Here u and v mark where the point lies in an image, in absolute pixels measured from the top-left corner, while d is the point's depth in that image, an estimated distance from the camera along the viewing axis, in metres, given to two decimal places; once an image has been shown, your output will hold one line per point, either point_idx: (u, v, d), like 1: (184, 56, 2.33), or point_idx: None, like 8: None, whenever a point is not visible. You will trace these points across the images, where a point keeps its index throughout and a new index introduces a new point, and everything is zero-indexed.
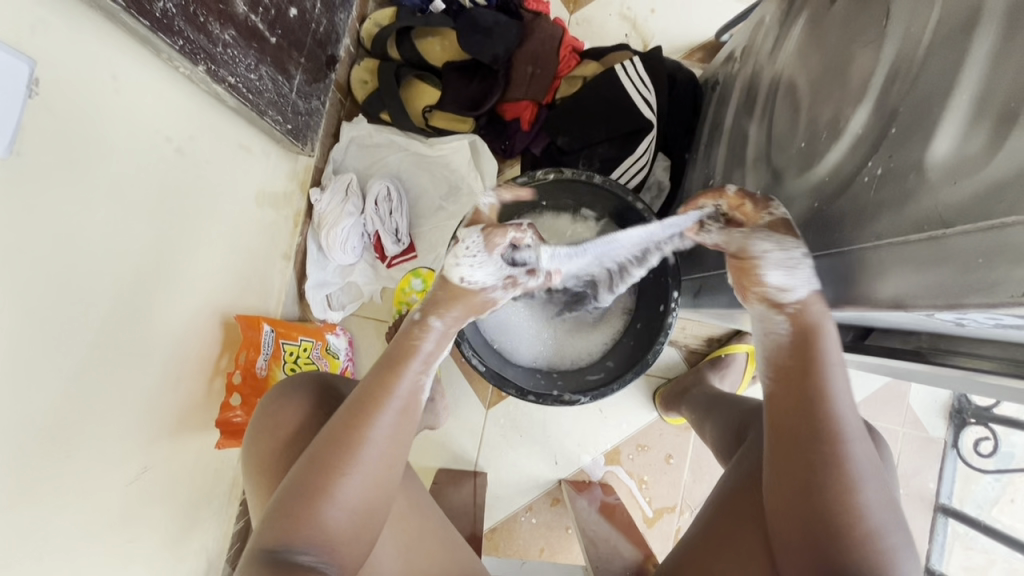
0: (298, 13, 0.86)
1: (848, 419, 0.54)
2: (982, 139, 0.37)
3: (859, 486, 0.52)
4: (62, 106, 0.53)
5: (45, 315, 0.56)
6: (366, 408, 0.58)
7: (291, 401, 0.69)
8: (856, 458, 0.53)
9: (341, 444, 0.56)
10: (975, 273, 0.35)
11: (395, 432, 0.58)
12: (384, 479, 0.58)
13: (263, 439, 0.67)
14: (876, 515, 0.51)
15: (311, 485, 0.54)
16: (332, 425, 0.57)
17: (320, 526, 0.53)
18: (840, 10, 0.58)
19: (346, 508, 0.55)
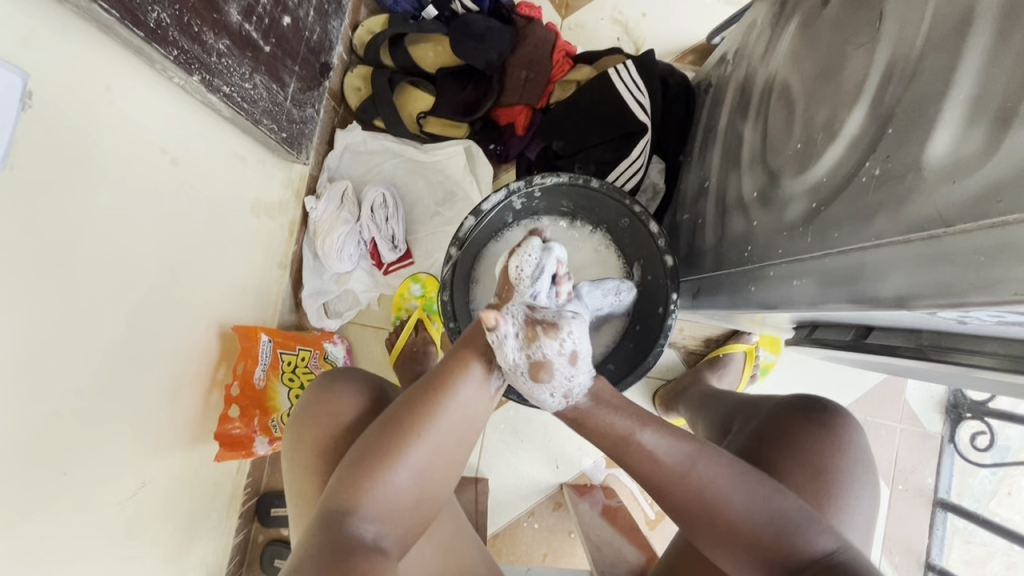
0: (292, 22, 0.86)
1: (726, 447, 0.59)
2: (979, 138, 0.38)
3: (725, 505, 0.55)
4: (56, 118, 0.53)
5: (42, 330, 0.56)
6: (448, 382, 0.58)
7: (346, 394, 0.68)
8: (712, 488, 0.55)
9: (416, 416, 0.57)
10: (975, 272, 0.36)
11: (468, 416, 0.59)
12: (450, 461, 0.59)
13: (317, 424, 0.66)
14: (756, 525, 0.54)
15: (382, 456, 0.55)
16: (408, 394, 0.59)
17: (386, 498, 0.55)
18: (832, 12, 0.59)
19: (411, 480, 0.56)
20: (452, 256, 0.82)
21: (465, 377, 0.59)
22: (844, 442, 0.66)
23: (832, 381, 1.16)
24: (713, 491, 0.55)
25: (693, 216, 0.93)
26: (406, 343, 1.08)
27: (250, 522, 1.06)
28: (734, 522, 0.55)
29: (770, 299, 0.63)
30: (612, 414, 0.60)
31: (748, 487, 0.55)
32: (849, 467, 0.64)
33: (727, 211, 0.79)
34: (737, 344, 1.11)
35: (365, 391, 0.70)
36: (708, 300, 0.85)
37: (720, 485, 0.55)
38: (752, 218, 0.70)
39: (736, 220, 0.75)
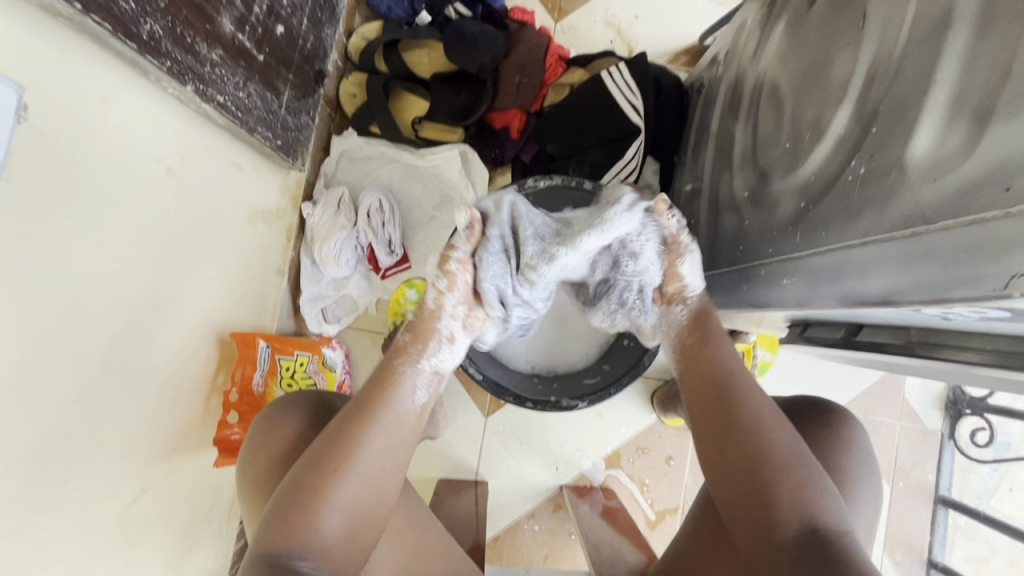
0: (286, 30, 0.87)
1: (765, 413, 0.60)
2: (959, 135, 0.38)
3: (766, 431, 0.59)
4: (51, 129, 0.54)
5: (43, 335, 0.57)
6: (366, 412, 0.61)
7: (288, 418, 0.69)
8: (763, 413, 0.60)
9: (334, 452, 0.58)
10: (958, 268, 0.36)
11: (391, 441, 0.61)
12: (381, 490, 0.60)
13: (260, 455, 0.67)
14: (787, 454, 0.57)
15: (308, 492, 0.56)
16: (326, 432, 0.60)
17: (318, 531, 0.55)
18: (818, 12, 0.60)
19: (345, 511, 0.57)
20: None
21: (721, 325, 0.70)
22: (851, 444, 0.66)
23: (830, 379, 1.16)
24: (769, 414, 0.60)
25: (687, 217, 0.94)
26: None
27: (251, 527, 1.06)
28: (767, 446, 0.58)
29: (763, 298, 0.64)
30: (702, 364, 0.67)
31: (788, 431, 0.59)
32: (855, 473, 0.64)
33: (719, 211, 0.79)
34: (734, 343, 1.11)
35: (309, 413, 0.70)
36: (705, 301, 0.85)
37: (766, 419, 0.60)
38: (744, 218, 0.70)
39: (728, 220, 0.75)
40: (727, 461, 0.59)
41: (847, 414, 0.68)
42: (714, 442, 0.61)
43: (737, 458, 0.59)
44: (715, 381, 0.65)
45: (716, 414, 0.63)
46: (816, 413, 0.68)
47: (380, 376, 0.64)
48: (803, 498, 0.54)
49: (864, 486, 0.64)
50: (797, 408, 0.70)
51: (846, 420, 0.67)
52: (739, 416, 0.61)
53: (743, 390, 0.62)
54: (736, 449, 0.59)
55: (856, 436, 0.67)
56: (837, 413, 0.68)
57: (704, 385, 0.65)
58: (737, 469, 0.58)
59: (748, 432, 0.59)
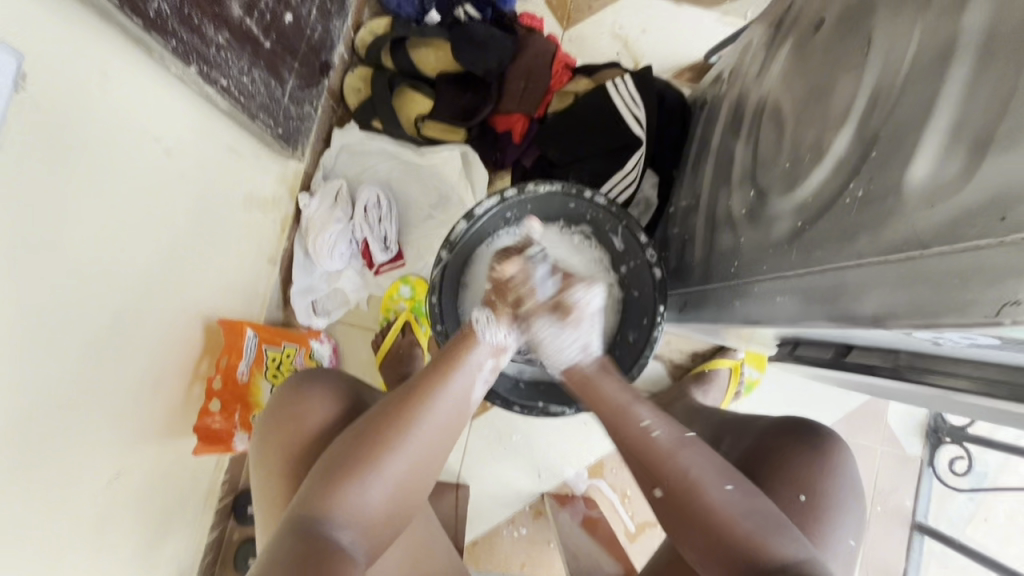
0: (293, 20, 0.86)
1: (681, 457, 0.61)
2: (957, 164, 0.39)
3: (704, 490, 0.59)
4: (49, 101, 0.53)
5: (32, 300, 0.56)
6: (423, 398, 0.63)
7: (321, 391, 0.69)
8: (692, 466, 0.60)
9: (396, 420, 0.61)
10: (950, 293, 0.36)
11: (442, 428, 0.63)
12: (423, 475, 0.62)
13: (281, 430, 0.66)
14: (732, 513, 0.57)
15: (363, 457, 0.58)
16: (381, 408, 0.62)
17: (361, 499, 0.57)
18: (823, 37, 0.61)
19: (388, 486, 0.59)
20: (443, 259, 0.83)
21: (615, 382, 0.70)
22: (834, 462, 0.66)
23: (815, 400, 1.17)
24: (693, 468, 0.60)
25: (683, 231, 0.94)
26: (393, 345, 1.08)
27: (226, 519, 1.05)
28: (712, 504, 0.58)
29: (755, 315, 0.64)
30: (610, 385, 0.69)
31: (716, 480, 0.59)
32: (840, 493, 0.65)
33: (716, 224, 0.80)
34: (723, 360, 1.12)
35: (336, 391, 0.70)
36: (695, 313, 0.85)
37: (693, 473, 0.60)
38: (740, 234, 0.71)
39: (724, 235, 0.76)
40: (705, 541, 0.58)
41: (833, 435, 0.68)
42: (660, 514, 0.62)
43: (695, 521, 0.58)
44: (630, 434, 0.64)
45: (643, 476, 0.63)
46: (797, 437, 0.68)
47: (442, 363, 0.67)
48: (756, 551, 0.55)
49: (844, 513, 0.64)
50: (781, 427, 0.70)
51: (834, 442, 0.67)
52: (670, 484, 0.60)
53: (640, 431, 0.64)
54: (691, 509, 0.59)
55: (843, 459, 0.67)
56: (823, 433, 0.68)
57: (615, 435, 0.66)
58: (687, 537, 0.59)
59: (688, 499, 0.59)
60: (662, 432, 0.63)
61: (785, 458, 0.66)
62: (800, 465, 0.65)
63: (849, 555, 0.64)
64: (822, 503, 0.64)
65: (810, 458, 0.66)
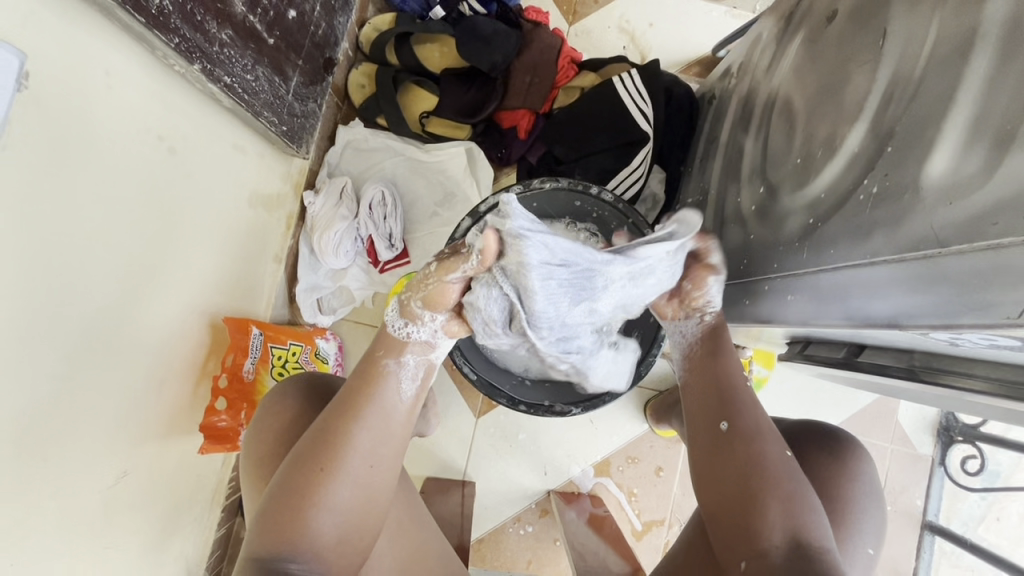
0: (297, 15, 0.85)
1: (761, 418, 0.62)
2: (978, 159, 0.37)
3: (764, 441, 0.60)
4: (51, 101, 0.52)
5: (35, 299, 0.56)
6: (345, 418, 0.60)
7: (281, 410, 0.68)
8: (762, 424, 0.61)
9: (327, 446, 0.58)
10: (970, 294, 0.35)
11: (376, 445, 0.60)
12: (372, 493, 0.60)
13: (248, 455, 0.66)
14: (785, 468, 0.58)
15: (301, 492, 0.56)
16: (309, 434, 0.60)
17: (311, 532, 0.56)
18: (836, 29, 0.59)
19: (334, 515, 0.57)
20: None
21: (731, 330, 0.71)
22: (851, 471, 0.65)
23: (824, 398, 1.16)
24: (762, 425, 0.61)
25: None
26: None
27: (233, 516, 1.05)
28: (767, 458, 0.58)
29: (765, 313, 0.62)
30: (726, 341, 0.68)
31: (780, 444, 0.60)
32: (857, 502, 0.64)
33: (724, 222, 0.79)
34: None
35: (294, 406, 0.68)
36: None
37: (764, 429, 0.61)
38: (750, 231, 0.70)
39: (734, 232, 0.75)
40: (751, 497, 0.57)
41: (847, 437, 0.67)
42: (707, 447, 0.62)
43: (746, 479, 0.58)
44: (720, 381, 0.66)
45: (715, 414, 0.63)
46: (816, 441, 0.67)
47: (362, 375, 0.63)
48: (789, 506, 0.55)
49: (866, 520, 0.63)
50: (798, 432, 0.69)
51: (852, 449, 0.66)
52: (738, 423, 0.61)
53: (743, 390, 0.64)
54: (741, 457, 0.59)
55: (861, 468, 0.65)
56: (846, 442, 0.67)
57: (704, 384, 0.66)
58: (738, 475, 0.59)
59: (745, 440, 0.60)
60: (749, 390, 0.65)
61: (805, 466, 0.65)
62: (815, 473, 0.64)
63: (866, 563, 0.63)
64: (839, 514, 0.62)
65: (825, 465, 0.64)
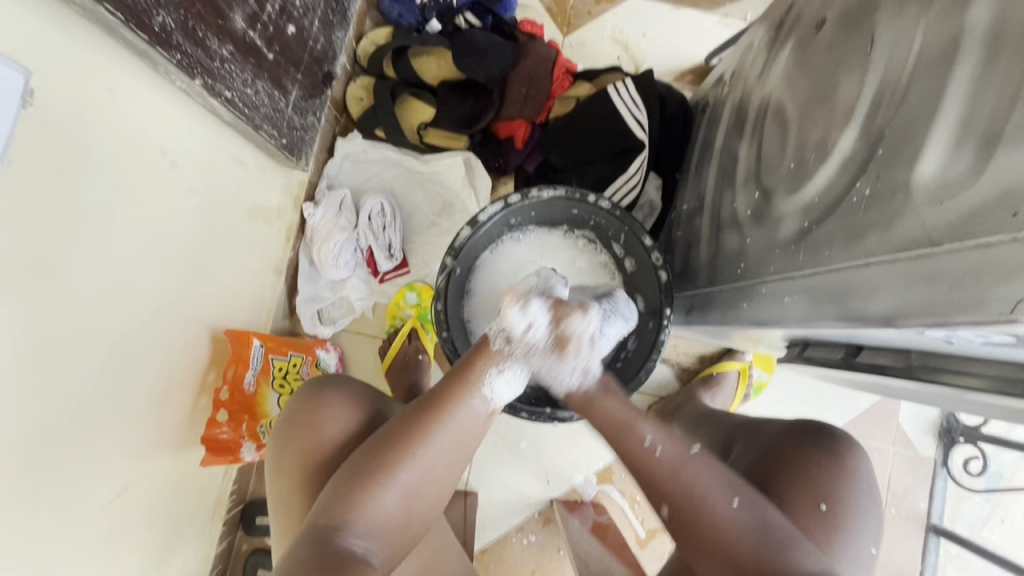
0: (297, 31, 0.86)
1: (703, 481, 0.60)
2: (967, 159, 0.38)
3: (710, 509, 0.59)
4: (55, 118, 0.53)
5: (38, 313, 0.56)
6: (441, 410, 0.62)
7: (337, 397, 0.69)
8: (701, 490, 0.60)
9: (415, 428, 0.61)
10: (962, 291, 0.35)
11: (459, 436, 0.63)
12: (438, 484, 0.62)
13: (298, 434, 0.66)
14: (741, 532, 0.57)
15: (380, 467, 0.58)
16: (399, 416, 0.62)
17: (377, 509, 0.57)
18: (825, 36, 0.61)
19: (401, 495, 0.59)
20: (447, 265, 0.82)
21: (622, 402, 0.66)
22: (850, 471, 0.65)
23: (825, 402, 1.16)
24: (702, 492, 0.59)
25: (688, 233, 0.94)
26: (399, 352, 1.08)
27: (234, 530, 1.05)
28: (719, 528, 0.58)
29: (762, 316, 0.63)
30: (618, 406, 0.66)
31: (728, 499, 0.59)
32: (857, 502, 0.64)
33: (721, 228, 0.79)
34: (730, 362, 1.11)
35: (353, 396, 0.70)
36: (700, 317, 0.85)
37: (701, 497, 0.59)
38: (746, 235, 0.70)
39: (730, 237, 0.75)
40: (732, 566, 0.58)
41: (849, 439, 0.68)
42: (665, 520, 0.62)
43: (709, 552, 0.59)
44: (644, 463, 0.62)
45: (653, 497, 0.62)
46: (812, 438, 0.67)
47: (462, 370, 0.65)
48: (771, 565, 0.55)
49: (865, 520, 0.64)
50: (797, 432, 0.69)
51: (847, 446, 0.66)
52: (675, 505, 0.60)
53: (660, 459, 0.62)
54: (697, 538, 0.59)
55: (859, 466, 0.66)
56: (841, 439, 0.67)
57: (629, 464, 0.64)
58: (709, 555, 0.59)
59: (694, 519, 0.59)
60: (663, 440, 0.63)
61: (801, 461, 0.65)
62: (820, 477, 0.64)
63: (870, 562, 0.63)
64: (842, 514, 0.62)
65: (825, 466, 0.64)
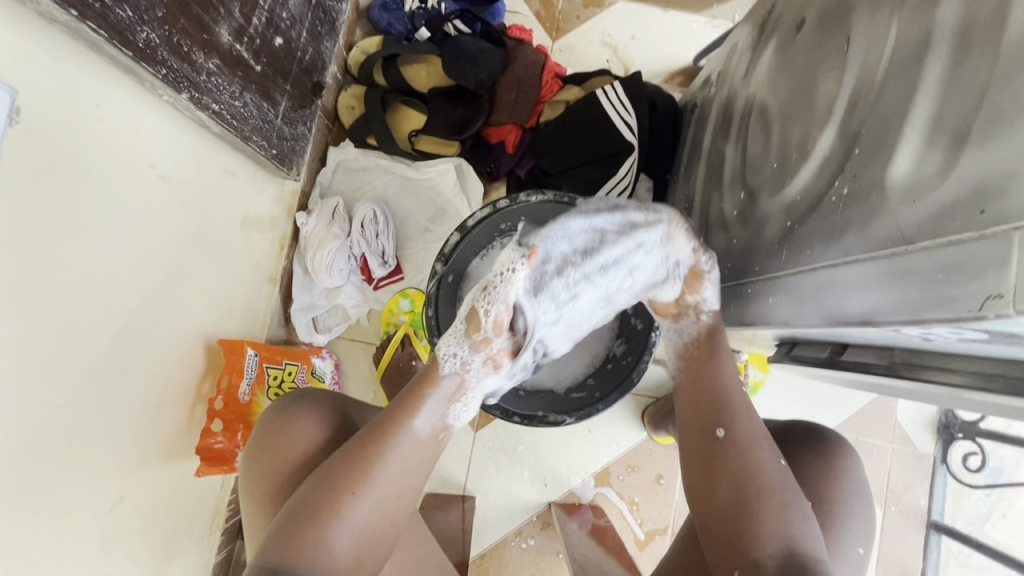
0: (285, 42, 0.87)
1: (756, 428, 0.65)
2: (938, 157, 0.38)
3: (757, 452, 0.63)
4: (41, 135, 0.54)
5: (30, 327, 0.57)
6: (384, 440, 0.61)
7: (301, 419, 0.68)
8: (755, 432, 0.64)
9: (362, 461, 0.59)
10: (934, 289, 0.35)
11: (406, 465, 0.61)
12: (391, 518, 0.60)
13: (264, 458, 0.66)
14: (777, 477, 0.61)
15: (326, 503, 0.57)
16: (346, 445, 0.61)
17: (327, 547, 0.56)
18: (805, 36, 0.61)
19: (354, 529, 0.57)
20: (438, 272, 0.84)
21: (728, 349, 0.74)
22: (840, 473, 0.65)
23: (821, 400, 1.16)
24: (758, 434, 0.64)
25: None
26: (393, 358, 1.08)
27: (233, 540, 1.05)
28: (759, 465, 0.62)
29: (749, 317, 0.63)
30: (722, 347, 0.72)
31: (773, 450, 0.63)
32: (847, 505, 0.63)
33: (710, 228, 0.79)
34: None
35: (317, 418, 0.69)
36: None
37: (757, 440, 0.64)
38: (733, 236, 0.71)
39: (718, 237, 0.76)
40: (746, 520, 0.59)
41: (842, 440, 0.68)
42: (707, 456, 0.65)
43: (728, 484, 0.62)
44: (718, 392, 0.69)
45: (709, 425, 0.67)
46: (806, 438, 0.67)
47: (407, 396, 0.65)
48: (781, 511, 0.59)
49: (854, 519, 0.64)
50: (787, 435, 0.69)
51: (840, 448, 0.66)
52: (732, 428, 0.65)
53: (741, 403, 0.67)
54: (732, 460, 0.63)
55: (852, 469, 0.65)
56: (832, 441, 0.67)
57: (704, 392, 0.70)
58: (731, 489, 0.62)
59: (742, 449, 0.63)
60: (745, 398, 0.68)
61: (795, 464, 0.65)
62: (806, 478, 0.64)
63: (858, 563, 0.63)
64: (830, 516, 0.63)
65: (814, 468, 0.64)
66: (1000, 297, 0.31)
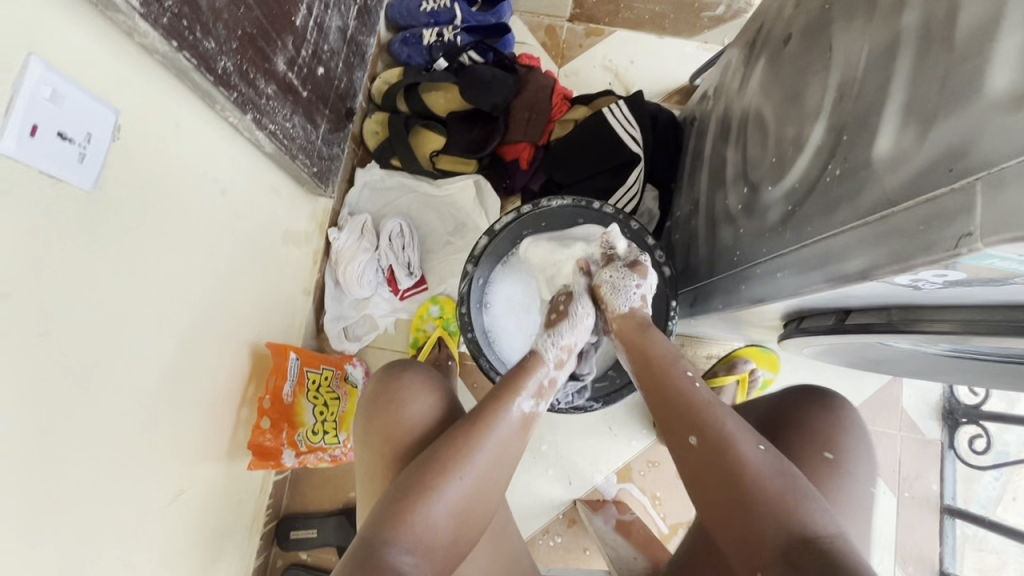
0: (324, 72, 0.96)
1: (764, 473, 0.59)
2: (912, 133, 0.46)
3: (772, 505, 0.57)
4: (135, 151, 0.62)
5: (117, 323, 0.63)
6: (460, 446, 0.64)
7: (415, 386, 0.75)
8: (761, 484, 0.58)
9: (442, 464, 0.63)
10: (919, 238, 0.42)
11: (486, 470, 0.65)
12: (479, 504, 0.64)
13: (381, 420, 0.73)
14: (804, 528, 0.55)
15: (420, 490, 0.61)
16: (427, 454, 0.65)
17: (424, 523, 0.60)
18: (792, 48, 0.70)
19: (445, 517, 0.61)
20: (468, 272, 0.90)
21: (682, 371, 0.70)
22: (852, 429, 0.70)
23: (824, 391, 1.22)
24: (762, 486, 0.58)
25: (686, 234, 1.02)
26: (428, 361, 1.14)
27: (269, 545, 1.10)
28: (780, 530, 0.56)
29: (758, 293, 0.70)
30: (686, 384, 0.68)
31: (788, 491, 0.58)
32: (859, 455, 0.68)
33: (716, 223, 0.87)
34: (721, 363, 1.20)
35: (432, 383, 0.76)
36: (705, 307, 0.90)
37: (764, 492, 0.58)
38: (739, 226, 0.78)
39: (724, 230, 0.83)
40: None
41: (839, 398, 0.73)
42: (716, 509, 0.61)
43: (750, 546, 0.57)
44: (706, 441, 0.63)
45: (717, 486, 0.60)
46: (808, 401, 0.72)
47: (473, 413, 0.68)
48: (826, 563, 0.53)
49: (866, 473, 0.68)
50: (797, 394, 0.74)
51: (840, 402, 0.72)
52: (732, 493, 0.59)
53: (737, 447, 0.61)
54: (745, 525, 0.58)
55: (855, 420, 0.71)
56: (825, 404, 0.71)
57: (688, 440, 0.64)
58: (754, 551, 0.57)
59: (748, 513, 0.58)
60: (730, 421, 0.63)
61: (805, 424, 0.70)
62: (824, 434, 0.69)
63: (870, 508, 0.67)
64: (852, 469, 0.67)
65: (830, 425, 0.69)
66: (970, 235, 0.38)
